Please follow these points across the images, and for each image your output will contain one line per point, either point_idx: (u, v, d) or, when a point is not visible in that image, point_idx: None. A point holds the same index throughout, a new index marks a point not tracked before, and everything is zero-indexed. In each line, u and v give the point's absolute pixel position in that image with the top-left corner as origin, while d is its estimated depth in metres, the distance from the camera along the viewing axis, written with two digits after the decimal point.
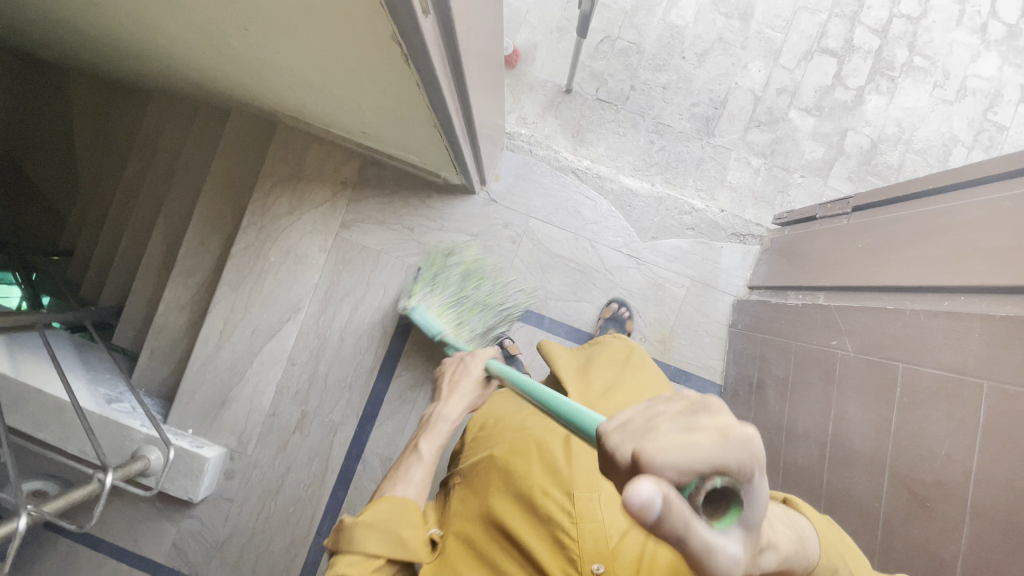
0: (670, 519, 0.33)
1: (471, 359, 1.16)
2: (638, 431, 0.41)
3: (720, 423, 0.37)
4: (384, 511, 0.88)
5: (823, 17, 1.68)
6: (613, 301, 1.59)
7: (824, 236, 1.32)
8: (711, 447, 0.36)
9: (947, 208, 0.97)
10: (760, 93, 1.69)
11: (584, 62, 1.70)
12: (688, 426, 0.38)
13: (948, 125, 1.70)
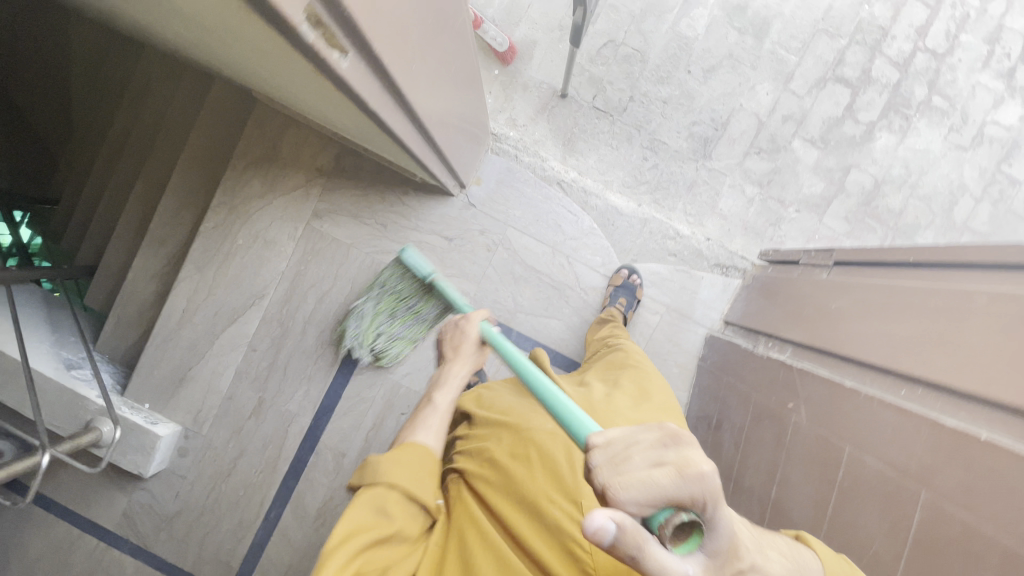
0: (622, 541, 0.41)
1: (464, 323, 1.07)
2: (615, 456, 0.46)
3: (682, 460, 0.43)
4: (410, 455, 0.90)
5: (842, 43, 1.59)
6: (624, 267, 1.55)
7: (802, 285, 1.27)
8: (675, 484, 0.43)
9: (922, 286, 0.92)
10: (765, 118, 1.60)
11: (583, 65, 1.61)
12: (658, 457, 0.44)
13: (959, 173, 1.62)
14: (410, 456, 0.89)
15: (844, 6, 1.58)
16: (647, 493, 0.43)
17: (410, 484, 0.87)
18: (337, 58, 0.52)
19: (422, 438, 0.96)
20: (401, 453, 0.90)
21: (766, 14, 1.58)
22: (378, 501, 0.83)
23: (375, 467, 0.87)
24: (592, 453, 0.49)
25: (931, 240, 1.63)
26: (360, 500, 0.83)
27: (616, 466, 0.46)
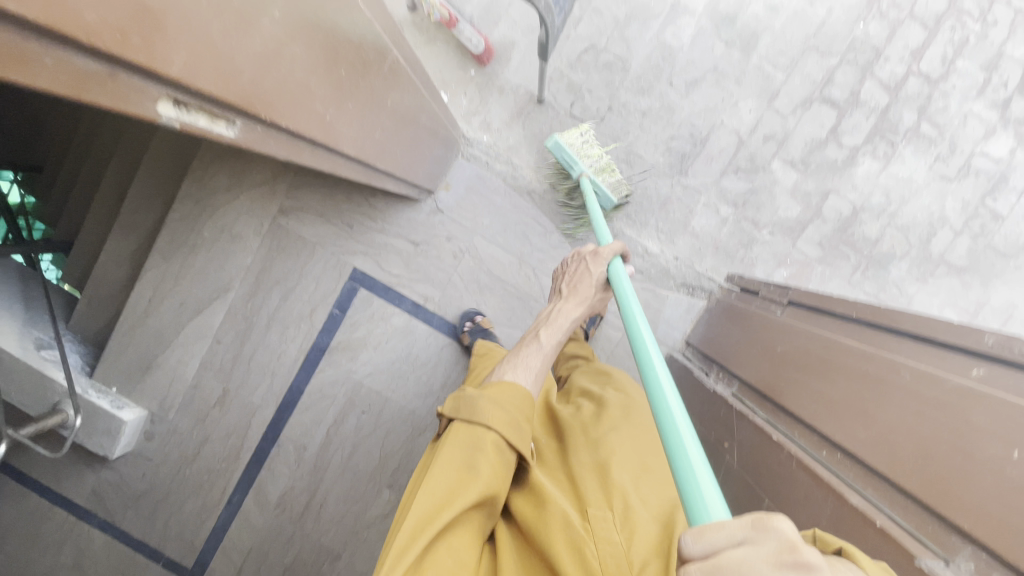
0: None
1: (592, 260, 1.11)
2: None
3: None
4: (509, 397, 0.83)
5: (833, 62, 1.55)
6: None
7: (757, 319, 1.26)
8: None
9: (858, 345, 0.91)
10: (745, 136, 1.57)
11: (562, 70, 1.56)
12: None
13: (941, 205, 1.61)
14: (510, 397, 0.84)
15: (837, 23, 1.55)
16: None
17: (510, 432, 0.80)
18: (224, 129, 0.51)
19: (522, 378, 0.91)
20: (504, 395, 0.83)
21: (756, 27, 1.54)
22: (481, 449, 0.77)
23: (474, 405, 0.81)
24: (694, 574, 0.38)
25: (904, 271, 1.62)
26: (455, 439, 0.79)
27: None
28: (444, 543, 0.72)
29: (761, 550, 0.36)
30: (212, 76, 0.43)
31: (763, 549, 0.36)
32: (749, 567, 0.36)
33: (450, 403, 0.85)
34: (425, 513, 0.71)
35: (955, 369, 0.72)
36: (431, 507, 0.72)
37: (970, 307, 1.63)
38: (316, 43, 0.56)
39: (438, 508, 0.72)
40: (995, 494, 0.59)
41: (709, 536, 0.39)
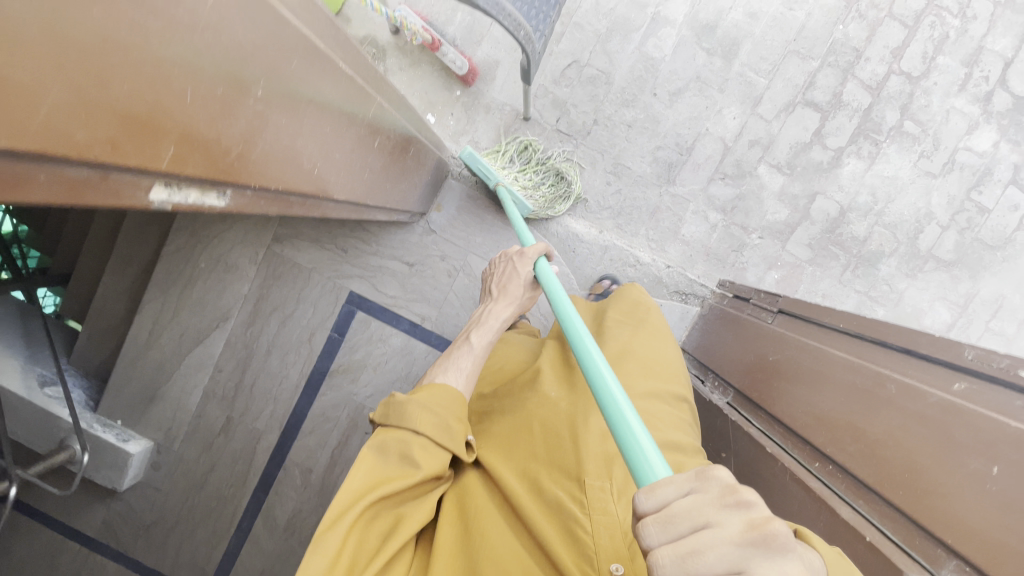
0: None
1: (518, 260, 1.17)
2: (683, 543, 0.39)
3: None
4: (437, 400, 0.87)
5: (814, 65, 1.56)
6: (604, 277, 1.57)
7: (749, 327, 1.28)
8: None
9: (850, 357, 0.92)
10: (731, 143, 1.59)
11: (547, 87, 1.59)
12: (739, 564, 0.38)
13: (927, 201, 1.62)
14: (437, 402, 0.87)
15: (817, 26, 1.55)
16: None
17: (439, 434, 0.85)
18: (214, 200, 0.53)
19: (452, 380, 0.95)
20: (433, 396, 0.87)
21: (736, 34, 1.55)
22: (406, 447, 0.82)
23: (403, 412, 0.84)
24: (650, 527, 0.40)
25: (893, 268, 1.65)
26: (380, 447, 0.82)
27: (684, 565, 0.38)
28: (369, 527, 0.78)
29: (707, 498, 0.40)
30: (202, 159, 0.45)
31: (708, 496, 0.40)
32: (699, 513, 0.40)
33: (381, 408, 0.88)
34: (345, 501, 0.75)
35: (939, 384, 0.74)
36: (355, 495, 0.76)
37: (960, 300, 1.67)
38: (303, 106, 0.58)
39: (356, 497, 0.76)
40: (978, 510, 0.61)
41: (655, 491, 0.42)
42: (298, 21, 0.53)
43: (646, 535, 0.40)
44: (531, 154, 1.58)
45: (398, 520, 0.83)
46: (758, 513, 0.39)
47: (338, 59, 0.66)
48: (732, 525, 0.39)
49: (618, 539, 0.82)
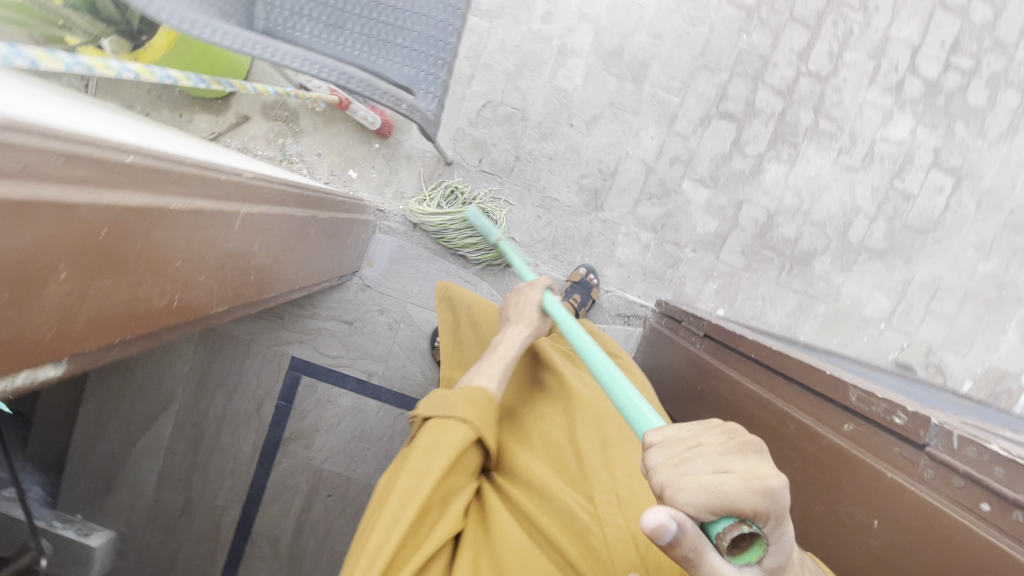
0: (679, 539, 0.44)
1: (529, 290, 1.17)
2: (679, 457, 0.50)
3: (749, 472, 0.46)
4: (477, 401, 0.91)
5: (723, 77, 1.58)
6: (582, 267, 1.60)
7: (680, 352, 1.30)
8: (738, 495, 0.44)
9: (772, 394, 0.90)
10: (652, 163, 1.61)
11: (464, 129, 1.59)
12: (722, 465, 0.47)
13: (851, 194, 1.64)
14: (476, 404, 0.90)
15: (721, 38, 1.56)
16: (708, 500, 0.45)
17: (483, 433, 0.89)
18: (50, 370, 0.53)
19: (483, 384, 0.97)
20: (475, 396, 0.92)
21: (642, 56, 1.56)
22: (455, 442, 0.85)
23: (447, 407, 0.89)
24: (654, 454, 0.51)
25: (828, 264, 1.68)
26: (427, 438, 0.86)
27: (678, 469, 0.48)
28: (424, 520, 0.81)
29: (698, 429, 0.51)
30: (8, 361, 0.45)
31: (699, 429, 0.51)
32: (692, 438, 0.51)
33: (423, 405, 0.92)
34: (403, 496, 0.78)
35: (831, 427, 0.75)
36: (406, 489, 0.79)
37: (897, 286, 1.70)
38: (151, 248, 0.59)
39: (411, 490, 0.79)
40: (861, 564, 0.62)
41: (665, 433, 0.53)
42: (109, 192, 0.51)
43: (653, 460, 0.51)
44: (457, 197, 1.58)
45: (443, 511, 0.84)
46: (740, 436, 0.50)
47: (187, 191, 0.64)
48: (714, 438, 0.50)
49: (632, 547, 0.82)
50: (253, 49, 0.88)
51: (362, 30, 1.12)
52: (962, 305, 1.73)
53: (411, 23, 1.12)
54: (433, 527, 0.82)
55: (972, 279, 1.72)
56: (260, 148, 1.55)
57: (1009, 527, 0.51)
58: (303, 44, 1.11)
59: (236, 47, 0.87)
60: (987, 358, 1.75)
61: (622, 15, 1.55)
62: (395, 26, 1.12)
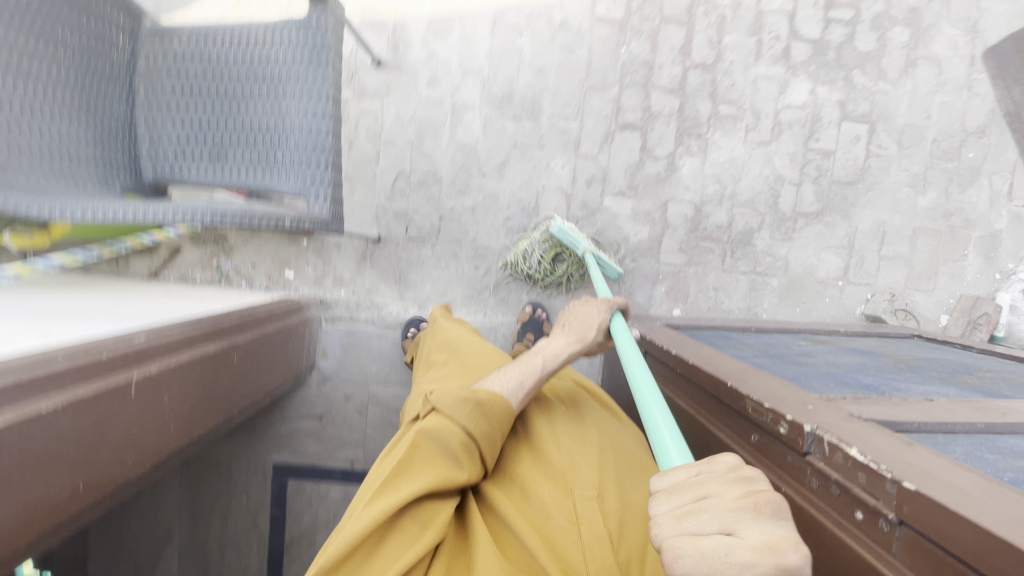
0: None
1: (594, 306, 1.09)
2: (689, 509, 0.43)
3: (764, 540, 0.39)
4: (493, 409, 0.85)
5: (614, 91, 1.62)
6: (529, 304, 1.64)
7: None
8: (749, 568, 0.38)
9: (701, 408, 0.91)
10: (570, 188, 1.66)
11: (384, 205, 1.64)
12: (730, 525, 0.41)
13: (770, 167, 1.66)
14: (490, 412, 0.85)
15: (602, 57, 1.61)
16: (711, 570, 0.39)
17: (485, 447, 0.84)
18: None
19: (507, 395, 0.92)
20: (491, 406, 0.85)
21: (532, 93, 1.62)
22: (457, 447, 0.80)
23: (459, 406, 0.82)
24: (661, 505, 0.45)
25: (768, 239, 1.69)
26: (430, 435, 0.79)
27: (680, 527, 0.42)
28: (410, 515, 0.74)
29: (711, 475, 0.45)
30: None
31: (716, 477, 0.45)
32: (710, 488, 0.44)
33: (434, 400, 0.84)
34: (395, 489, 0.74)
35: (742, 438, 0.76)
36: (395, 479, 0.75)
37: (844, 242, 1.70)
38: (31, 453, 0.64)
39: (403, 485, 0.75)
40: None
41: (671, 477, 0.47)
42: None
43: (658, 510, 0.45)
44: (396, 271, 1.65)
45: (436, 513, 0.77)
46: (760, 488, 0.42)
47: (65, 384, 0.70)
48: (726, 490, 0.43)
49: (607, 545, 0.78)
50: (126, 216, 0.92)
51: (247, 154, 1.18)
52: (915, 243, 1.72)
53: (288, 134, 1.16)
54: (421, 525, 0.74)
55: (916, 216, 1.71)
56: (198, 273, 1.62)
57: (879, 536, 0.51)
58: (196, 182, 1.19)
59: (110, 219, 0.90)
60: (954, 288, 1.73)
61: (502, 61, 1.60)
62: (274, 141, 1.17)
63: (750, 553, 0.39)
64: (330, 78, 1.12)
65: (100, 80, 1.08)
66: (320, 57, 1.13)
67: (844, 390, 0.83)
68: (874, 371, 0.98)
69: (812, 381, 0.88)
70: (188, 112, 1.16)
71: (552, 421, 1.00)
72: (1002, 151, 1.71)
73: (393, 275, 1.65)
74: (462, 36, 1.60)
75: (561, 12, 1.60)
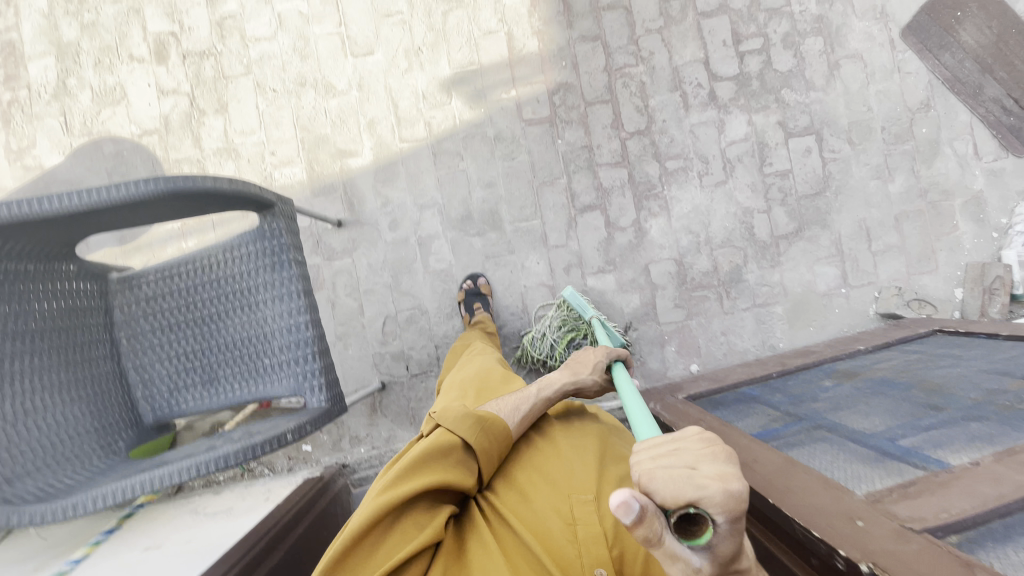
0: (643, 518, 0.45)
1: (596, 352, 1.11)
2: (663, 453, 0.54)
3: (717, 472, 0.50)
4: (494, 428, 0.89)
5: (564, 181, 1.68)
6: None
7: None
8: (705, 489, 0.48)
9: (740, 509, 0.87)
10: (552, 281, 1.68)
11: (380, 351, 1.66)
12: (692, 464, 0.51)
13: (734, 203, 1.69)
14: (489, 429, 0.88)
15: (543, 155, 1.68)
16: (676, 490, 0.49)
17: (483, 462, 0.87)
18: None
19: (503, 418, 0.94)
20: (491, 424, 0.89)
21: (489, 206, 1.67)
22: (456, 460, 0.84)
23: (461, 422, 0.87)
24: (641, 454, 0.54)
25: (757, 270, 1.68)
26: (434, 445, 0.83)
27: (656, 463, 0.52)
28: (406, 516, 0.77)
29: (684, 436, 0.55)
30: None
31: (685, 440, 0.55)
32: (681, 443, 0.55)
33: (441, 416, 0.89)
34: (403, 482, 0.77)
35: (792, 554, 0.74)
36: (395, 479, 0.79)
37: (831, 250, 1.69)
38: None
39: (407, 482, 0.78)
40: None
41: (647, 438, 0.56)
42: None
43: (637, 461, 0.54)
44: (409, 411, 1.64)
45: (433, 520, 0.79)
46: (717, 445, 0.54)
47: None
48: (693, 443, 0.54)
49: (602, 543, 0.78)
50: (128, 492, 0.90)
51: (236, 367, 1.20)
52: (902, 229, 1.70)
53: (272, 337, 1.20)
54: (420, 526, 0.77)
55: (892, 204, 1.70)
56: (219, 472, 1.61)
57: None
58: (195, 409, 1.20)
59: (113, 501, 0.89)
60: (958, 260, 1.69)
61: (452, 186, 1.67)
62: (260, 348, 1.20)
63: (707, 480, 0.49)
64: (295, 276, 1.18)
65: (81, 349, 1.11)
66: (283, 259, 1.18)
67: (888, 475, 0.80)
68: (906, 420, 0.94)
69: (854, 469, 0.85)
70: (173, 345, 1.20)
71: (552, 428, 1.00)
72: (954, 117, 1.70)
73: (406, 415, 1.64)
74: (408, 175, 1.67)
75: (493, 127, 1.67)
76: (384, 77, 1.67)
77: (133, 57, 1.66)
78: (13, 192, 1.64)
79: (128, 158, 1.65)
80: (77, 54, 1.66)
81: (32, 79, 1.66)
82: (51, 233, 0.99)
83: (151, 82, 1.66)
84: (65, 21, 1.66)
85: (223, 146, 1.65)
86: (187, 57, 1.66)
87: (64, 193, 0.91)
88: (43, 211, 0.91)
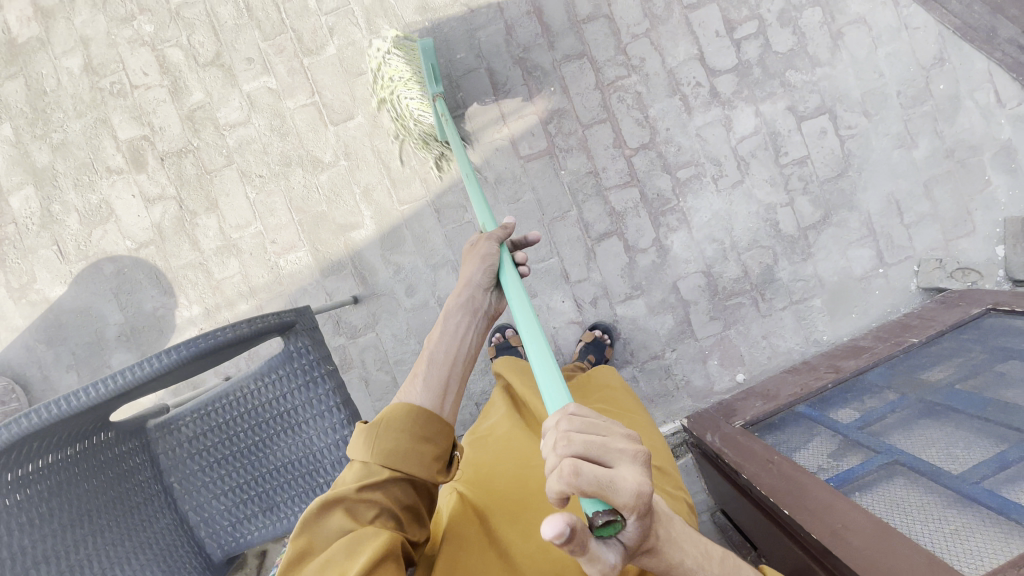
0: (572, 535, 0.43)
1: (479, 249, 0.88)
2: (591, 441, 0.50)
3: (638, 476, 0.48)
4: (396, 419, 0.75)
5: (574, 212, 1.61)
6: None
7: (729, 488, 1.25)
8: (619, 489, 0.47)
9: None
10: (581, 316, 1.63)
11: None
12: (613, 461, 0.49)
13: (754, 201, 1.61)
14: (395, 423, 0.75)
15: (548, 190, 1.61)
16: (597, 486, 0.47)
17: (402, 462, 0.73)
18: None
19: (418, 396, 0.78)
20: (391, 418, 0.75)
21: None
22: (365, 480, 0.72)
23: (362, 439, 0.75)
24: (565, 430, 0.51)
25: (789, 266, 1.62)
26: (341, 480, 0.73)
27: (579, 450, 0.49)
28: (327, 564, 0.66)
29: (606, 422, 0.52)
30: None
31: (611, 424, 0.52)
32: (606, 430, 0.51)
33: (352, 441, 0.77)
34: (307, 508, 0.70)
35: None
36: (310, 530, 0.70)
37: (862, 231, 1.62)
38: None
39: (319, 512, 0.70)
40: None
41: (582, 407, 0.54)
42: None
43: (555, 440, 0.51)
44: None
45: (353, 552, 0.66)
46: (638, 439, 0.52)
47: None
48: (614, 432, 0.51)
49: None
50: None
51: (293, 490, 1.19)
52: (932, 194, 1.62)
53: (321, 454, 1.18)
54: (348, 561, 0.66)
55: (919, 171, 1.61)
56: None
57: None
58: (261, 540, 1.19)
59: None
60: (995, 216, 1.61)
61: (462, 240, 1.61)
62: (312, 467, 1.18)
63: (625, 482, 0.48)
64: (332, 390, 1.16)
65: (138, 510, 1.10)
66: (316, 376, 1.16)
67: (997, 542, 0.79)
68: (993, 454, 0.92)
69: (949, 526, 0.84)
70: (223, 481, 1.19)
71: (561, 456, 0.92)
72: (971, 66, 1.59)
73: None
74: (415, 237, 1.61)
75: (491, 170, 1.61)
76: (370, 139, 1.60)
77: (111, 169, 1.60)
78: (26, 330, 1.61)
79: (130, 274, 1.60)
80: (55, 177, 1.60)
81: (15, 211, 1.60)
82: (87, 414, 0.99)
83: (135, 192, 1.60)
84: (34, 145, 1.60)
85: (222, 243, 1.60)
86: (165, 158, 1.59)
87: (93, 384, 0.94)
88: (75, 406, 0.93)
